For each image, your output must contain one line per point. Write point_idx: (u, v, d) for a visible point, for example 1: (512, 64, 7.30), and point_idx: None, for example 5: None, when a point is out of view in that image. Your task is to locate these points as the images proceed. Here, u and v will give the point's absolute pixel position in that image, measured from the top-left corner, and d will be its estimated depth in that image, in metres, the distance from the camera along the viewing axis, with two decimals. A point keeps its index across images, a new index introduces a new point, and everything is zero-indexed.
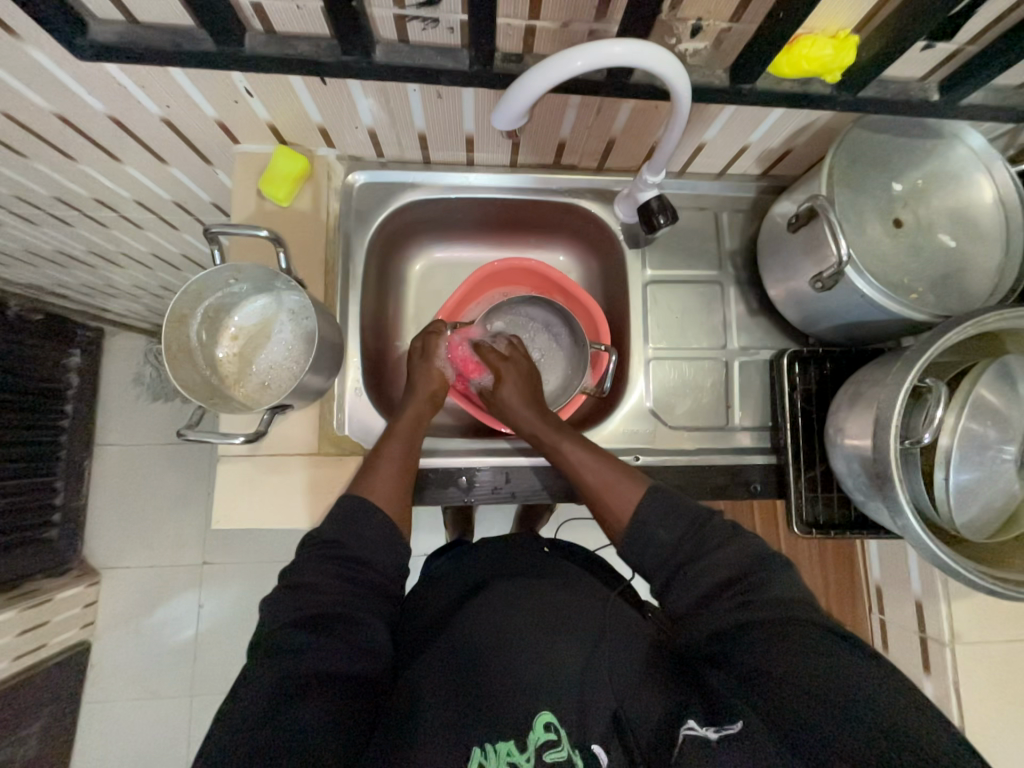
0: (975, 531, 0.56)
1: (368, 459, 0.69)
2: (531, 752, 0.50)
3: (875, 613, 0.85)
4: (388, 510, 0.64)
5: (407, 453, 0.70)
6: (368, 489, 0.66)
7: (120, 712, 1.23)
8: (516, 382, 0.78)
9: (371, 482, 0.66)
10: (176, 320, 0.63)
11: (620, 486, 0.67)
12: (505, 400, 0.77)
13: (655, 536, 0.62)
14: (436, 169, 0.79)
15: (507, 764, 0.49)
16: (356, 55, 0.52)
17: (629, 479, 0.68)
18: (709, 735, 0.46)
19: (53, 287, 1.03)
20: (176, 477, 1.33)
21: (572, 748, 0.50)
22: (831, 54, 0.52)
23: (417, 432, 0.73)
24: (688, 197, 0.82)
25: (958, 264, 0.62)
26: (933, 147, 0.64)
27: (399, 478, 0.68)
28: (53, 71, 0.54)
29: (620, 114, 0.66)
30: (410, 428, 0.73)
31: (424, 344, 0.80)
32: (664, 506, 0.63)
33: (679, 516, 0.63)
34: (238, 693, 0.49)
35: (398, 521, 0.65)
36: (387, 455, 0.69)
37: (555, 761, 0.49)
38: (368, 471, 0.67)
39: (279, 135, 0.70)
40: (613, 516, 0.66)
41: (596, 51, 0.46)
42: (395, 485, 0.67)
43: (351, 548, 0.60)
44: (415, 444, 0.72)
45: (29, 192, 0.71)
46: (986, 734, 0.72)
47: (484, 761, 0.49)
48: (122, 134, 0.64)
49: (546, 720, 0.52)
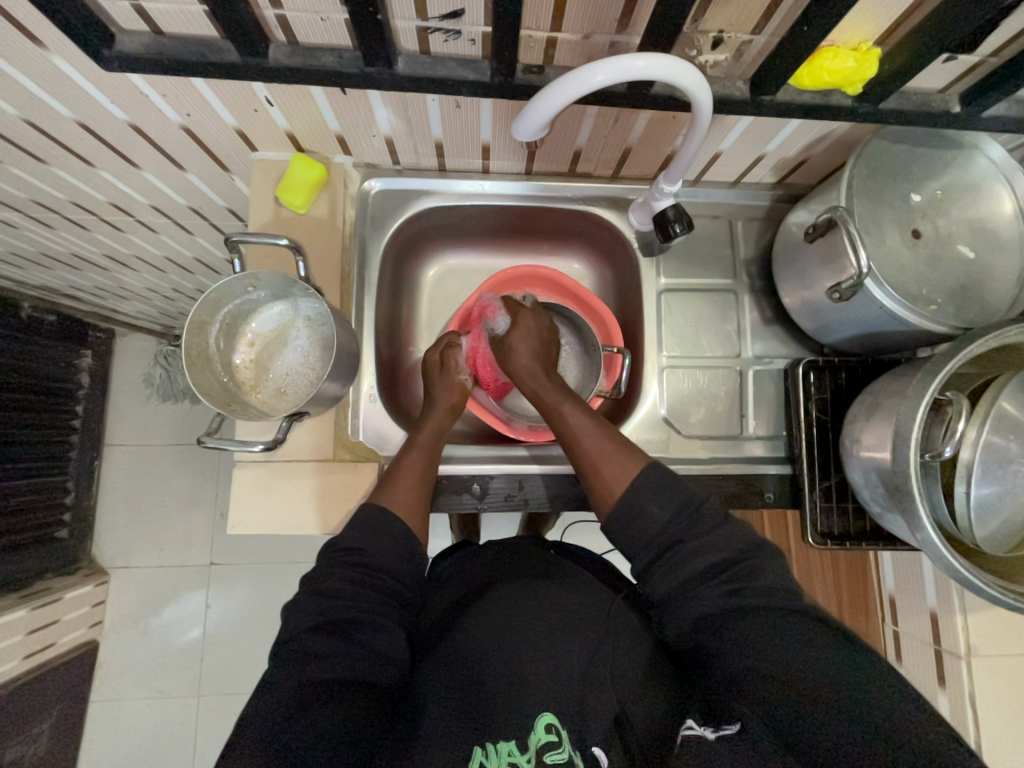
0: (996, 545, 0.56)
1: (390, 468, 0.70)
2: (532, 752, 0.50)
3: (889, 624, 0.84)
4: (407, 519, 0.65)
5: (428, 462, 0.71)
6: (387, 496, 0.66)
7: (127, 712, 1.24)
8: (527, 335, 0.79)
9: (391, 492, 0.66)
10: (195, 327, 0.64)
11: (617, 456, 0.64)
12: (513, 348, 0.78)
13: (648, 511, 0.59)
14: (451, 176, 0.79)
15: (508, 764, 0.50)
16: (378, 67, 0.52)
17: (625, 452, 0.65)
18: (705, 734, 0.50)
19: (66, 288, 1.04)
20: (185, 478, 1.34)
21: (573, 749, 0.51)
22: (853, 67, 0.52)
23: (439, 444, 0.73)
24: (703, 206, 0.82)
25: (978, 274, 0.61)
26: (953, 157, 0.64)
27: (417, 485, 0.68)
28: (77, 80, 0.54)
29: (637, 123, 0.66)
30: (432, 438, 0.73)
31: (442, 358, 0.80)
32: (654, 483, 0.60)
33: (670, 492, 0.60)
34: (259, 701, 0.49)
35: (416, 529, 0.65)
36: (408, 462, 0.70)
37: (555, 763, 0.50)
38: (389, 480, 0.68)
39: (297, 142, 0.70)
40: (603, 484, 0.63)
41: (618, 66, 0.46)
42: (415, 495, 0.67)
43: (372, 554, 0.60)
44: (434, 453, 0.72)
45: (47, 196, 0.72)
46: (1002, 748, 0.72)
47: (485, 762, 0.50)
48: (142, 141, 0.65)
49: (547, 721, 0.52)
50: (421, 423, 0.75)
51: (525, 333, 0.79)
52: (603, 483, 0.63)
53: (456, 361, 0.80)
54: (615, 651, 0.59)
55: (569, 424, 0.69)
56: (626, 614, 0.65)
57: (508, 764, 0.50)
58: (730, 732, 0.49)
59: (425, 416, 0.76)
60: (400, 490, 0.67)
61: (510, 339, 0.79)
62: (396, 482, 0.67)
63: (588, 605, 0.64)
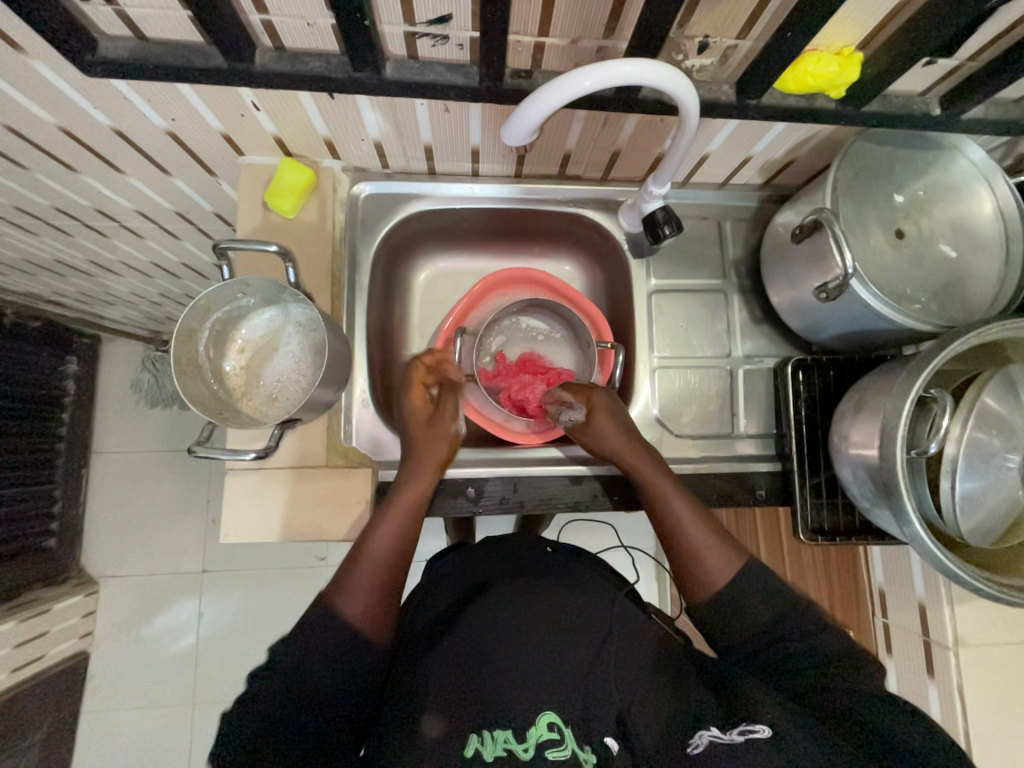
0: (982, 539, 0.57)
1: (355, 552, 0.59)
2: (531, 744, 0.51)
3: (880, 617, 0.87)
4: (360, 616, 0.55)
5: (399, 550, 0.60)
6: (340, 586, 0.56)
7: (119, 723, 1.22)
8: (619, 419, 0.71)
9: (347, 583, 0.56)
10: (184, 335, 0.64)
11: (719, 549, 0.65)
12: (599, 432, 0.71)
13: (753, 610, 0.62)
14: (441, 180, 0.80)
15: (504, 750, 0.51)
16: (367, 72, 0.52)
17: (726, 548, 0.65)
18: (732, 740, 0.50)
19: (50, 294, 1.02)
20: (175, 484, 1.32)
21: (576, 746, 0.52)
22: (836, 71, 0.53)
23: (414, 525, 0.63)
24: (691, 207, 0.83)
25: (959, 274, 0.63)
26: (934, 159, 0.65)
27: (387, 581, 0.58)
28: (59, 86, 0.53)
29: (626, 126, 0.66)
30: (407, 516, 0.62)
31: (440, 405, 0.73)
32: (763, 585, 0.63)
33: (775, 594, 0.63)
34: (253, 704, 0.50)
35: (373, 624, 0.55)
36: (376, 549, 0.59)
37: (556, 760, 0.50)
38: (351, 571, 0.57)
39: (286, 147, 0.70)
40: (699, 580, 0.64)
41: (604, 71, 0.46)
42: (382, 589, 0.57)
43: (348, 612, 0.54)
44: (409, 539, 0.61)
45: (29, 203, 0.71)
46: (1000, 745, 0.71)
47: (481, 745, 0.51)
48: (126, 146, 0.64)
49: (549, 720, 0.53)
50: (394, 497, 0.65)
51: (607, 417, 0.71)
52: (705, 573, 0.64)
53: (452, 411, 0.73)
54: (619, 649, 0.62)
55: (672, 510, 0.67)
56: (626, 616, 0.68)
57: (505, 750, 0.51)
58: (762, 736, 0.49)
59: (401, 486, 0.66)
60: (359, 586, 0.56)
61: (596, 426, 0.71)
62: (360, 577, 0.56)
63: (591, 603, 0.67)
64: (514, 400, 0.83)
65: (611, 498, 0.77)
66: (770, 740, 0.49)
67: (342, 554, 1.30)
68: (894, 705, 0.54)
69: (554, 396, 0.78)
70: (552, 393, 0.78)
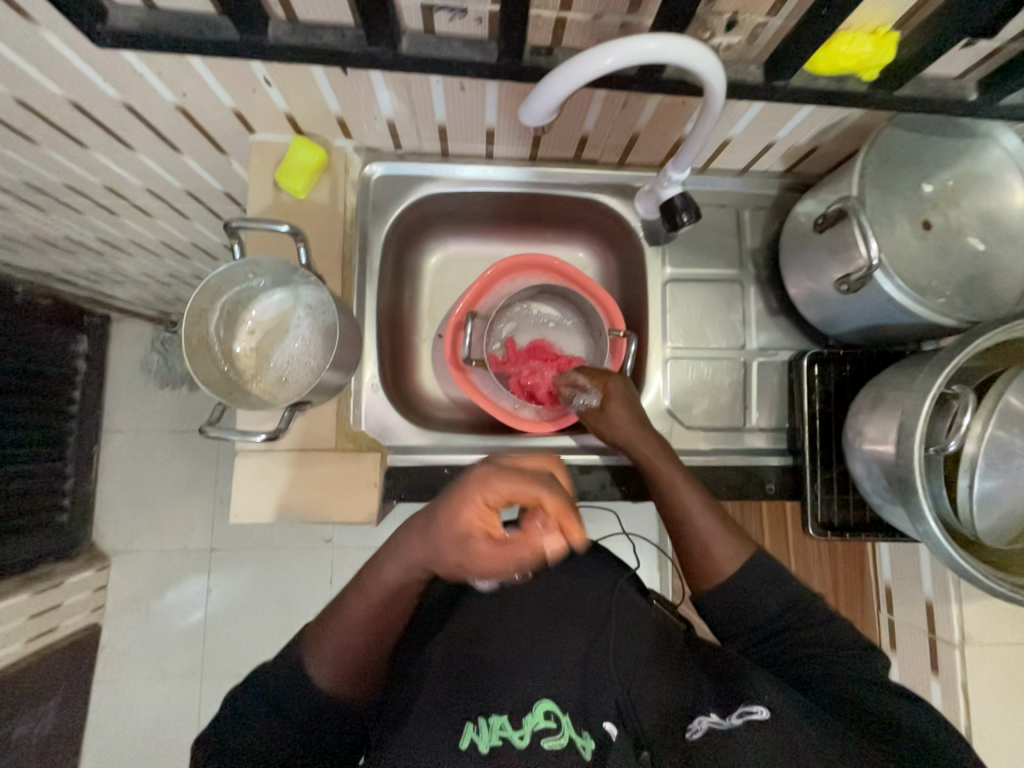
0: (996, 538, 0.56)
1: (334, 606, 0.53)
2: (528, 731, 0.52)
3: (885, 612, 0.87)
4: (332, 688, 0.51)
5: (375, 635, 0.52)
6: (317, 649, 0.52)
7: (130, 694, 1.25)
8: (633, 409, 0.70)
9: (324, 645, 0.52)
10: (195, 315, 0.64)
11: (728, 540, 0.65)
12: (612, 421, 0.70)
13: (761, 602, 0.63)
14: (455, 162, 0.78)
15: (500, 737, 0.52)
16: (382, 47, 0.50)
17: (736, 539, 0.65)
18: (732, 724, 0.52)
19: (60, 272, 1.02)
20: (184, 464, 1.33)
21: (574, 733, 0.52)
22: (870, 52, 0.51)
23: (398, 611, 0.52)
24: (709, 194, 0.81)
25: (988, 267, 0.61)
26: (966, 147, 0.62)
27: (356, 661, 0.51)
28: (68, 57, 0.52)
29: (646, 108, 0.64)
30: (389, 601, 0.51)
31: (485, 545, 0.41)
32: (772, 579, 0.63)
33: (783, 589, 0.63)
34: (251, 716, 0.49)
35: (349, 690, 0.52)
36: (352, 622, 0.51)
37: (554, 747, 0.51)
38: (326, 627, 0.52)
39: (297, 125, 0.69)
40: (706, 571, 0.65)
41: (627, 48, 0.44)
42: (354, 664, 0.51)
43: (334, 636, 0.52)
44: (389, 623, 0.52)
45: (39, 179, 0.70)
46: (1003, 742, 0.71)
47: (478, 734, 0.52)
48: (137, 122, 0.63)
49: (546, 708, 0.54)
50: (383, 559, 0.50)
51: (621, 407, 0.70)
52: (713, 566, 0.64)
53: (497, 565, 0.42)
54: (618, 639, 0.64)
55: (682, 502, 0.66)
56: (626, 602, 0.69)
57: (501, 737, 0.52)
58: (759, 716, 0.51)
59: (398, 549, 0.48)
60: (331, 651, 0.51)
61: (610, 414, 0.70)
62: (333, 641, 0.51)
63: (590, 593, 0.69)
64: (524, 388, 0.82)
65: (620, 488, 0.77)
66: (767, 720, 0.51)
67: (347, 536, 1.31)
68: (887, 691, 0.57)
69: (566, 377, 0.77)
70: (563, 377, 0.77)
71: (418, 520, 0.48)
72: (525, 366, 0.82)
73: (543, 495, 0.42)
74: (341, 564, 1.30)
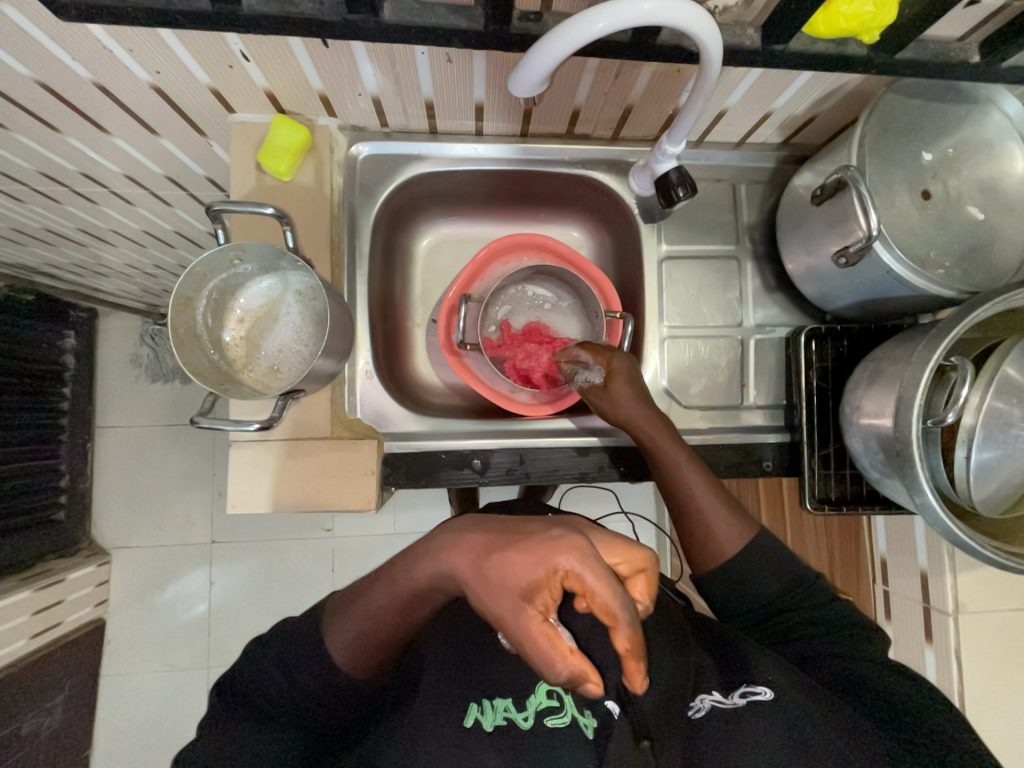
0: (993, 508, 0.56)
1: (355, 595, 0.53)
2: (531, 712, 0.52)
3: (880, 584, 0.87)
4: (344, 662, 0.53)
5: (390, 623, 0.50)
6: (336, 629, 0.53)
7: (137, 686, 1.26)
8: (638, 389, 0.70)
9: (339, 628, 0.53)
10: (181, 303, 0.62)
11: (727, 517, 0.65)
12: (615, 402, 0.69)
13: (760, 577, 0.63)
14: (444, 139, 0.76)
15: (504, 718, 0.52)
16: (364, 13, 0.48)
17: (734, 517, 0.66)
18: (736, 704, 0.53)
19: (42, 265, 1.00)
20: (180, 458, 1.32)
21: (576, 712, 0.52)
22: (871, 11, 0.48)
23: (419, 608, 0.49)
24: (705, 169, 0.79)
25: (987, 236, 0.60)
26: (967, 113, 0.61)
27: (369, 641, 0.52)
28: (32, 33, 0.50)
29: (639, 78, 0.62)
30: (413, 598, 0.47)
31: (521, 620, 0.35)
32: (769, 554, 0.64)
33: (781, 565, 0.64)
34: (270, 689, 0.54)
35: (359, 668, 0.53)
36: (372, 606, 0.51)
37: (555, 726, 0.51)
38: (347, 607, 0.53)
39: (279, 103, 0.66)
40: (706, 548, 0.66)
41: (618, 12, 0.42)
42: (366, 644, 0.52)
43: (339, 632, 0.53)
44: (409, 617, 0.50)
45: (12, 166, 0.67)
46: (996, 707, 0.73)
47: (482, 714, 0.53)
48: (110, 103, 0.60)
49: (548, 688, 0.54)
50: (422, 552, 0.45)
51: (623, 388, 0.69)
52: (714, 543, 0.65)
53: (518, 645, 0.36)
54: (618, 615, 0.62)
55: (684, 482, 0.67)
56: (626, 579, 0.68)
57: (504, 718, 0.52)
58: (764, 697, 0.52)
59: (442, 549, 0.43)
60: (349, 630, 0.52)
61: (613, 397, 0.70)
62: (351, 620, 0.52)
63: None
64: (518, 368, 0.81)
65: (619, 468, 0.77)
66: (773, 701, 0.52)
67: (346, 525, 1.31)
68: (884, 669, 0.59)
69: (571, 353, 0.75)
70: (563, 355, 0.77)
71: (479, 533, 0.41)
72: (522, 345, 0.82)
73: (620, 608, 0.35)
74: (342, 552, 1.31)
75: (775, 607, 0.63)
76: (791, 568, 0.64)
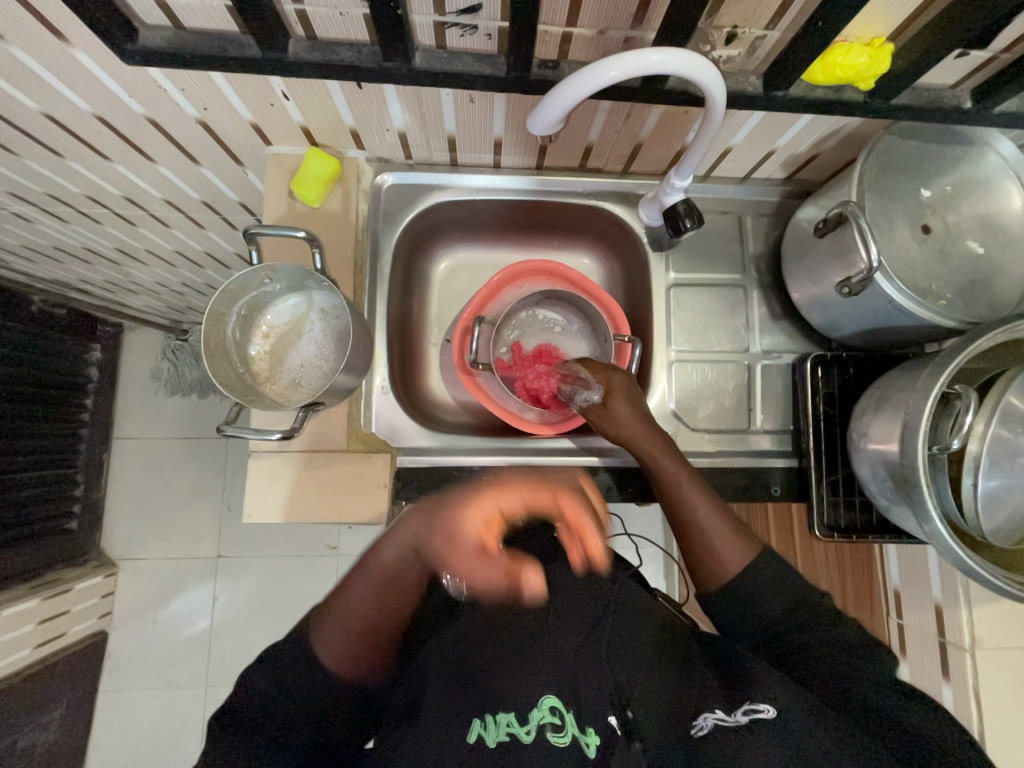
0: (1000, 538, 0.56)
1: (338, 589, 0.57)
2: (532, 726, 0.53)
3: (894, 617, 0.86)
4: (331, 658, 0.54)
5: (376, 602, 0.56)
6: (323, 628, 0.55)
7: (134, 703, 1.25)
8: (637, 409, 0.71)
9: (325, 627, 0.55)
10: (214, 318, 0.66)
11: (734, 542, 0.66)
12: (615, 421, 0.71)
13: (768, 602, 0.63)
14: (463, 170, 0.81)
15: (507, 734, 0.53)
16: (397, 61, 0.53)
17: (742, 539, 0.66)
18: (737, 722, 0.53)
19: (78, 282, 1.05)
20: (193, 470, 1.35)
21: (577, 731, 0.53)
22: (866, 62, 0.53)
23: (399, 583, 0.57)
24: (712, 201, 0.83)
25: (988, 269, 0.62)
26: (963, 154, 0.64)
27: (362, 631, 0.55)
28: (98, 75, 0.55)
29: (649, 119, 0.67)
30: (391, 571, 0.57)
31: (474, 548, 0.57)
32: (776, 579, 0.64)
33: (790, 589, 0.64)
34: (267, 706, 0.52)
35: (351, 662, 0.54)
36: (354, 595, 0.56)
37: (558, 743, 0.52)
38: (333, 604, 0.56)
39: (312, 136, 0.71)
40: (714, 573, 0.65)
41: (629, 62, 0.46)
42: (359, 637, 0.55)
43: (331, 632, 0.54)
44: (392, 593, 0.57)
45: (63, 190, 0.73)
46: (1016, 750, 0.70)
47: (485, 731, 0.53)
48: (159, 136, 0.65)
49: (552, 704, 0.55)
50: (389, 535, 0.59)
51: (621, 409, 0.71)
52: (722, 568, 0.65)
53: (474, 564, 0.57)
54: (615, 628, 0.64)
55: (688, 503, 0.67)
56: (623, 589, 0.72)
57: (508, 733, 0.53)
58: (765, 715, 0.52)
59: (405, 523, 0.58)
60: (340, 627, 0.54)
61: (612, 420, 0.71)
62: (340, 612, 0.55)
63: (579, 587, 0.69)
64: (525, 389, 0.83)
65: (624, 490, 0.78)
66: (774, 720, 0.52)
67: (352, 541, 1.32)
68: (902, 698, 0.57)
69: (572, 371, 0.79)
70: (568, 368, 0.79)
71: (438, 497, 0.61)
72: (531, 366, 0.84)
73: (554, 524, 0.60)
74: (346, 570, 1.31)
75: (783, 635, 0.63)
76: (798, 594, 0.64)
